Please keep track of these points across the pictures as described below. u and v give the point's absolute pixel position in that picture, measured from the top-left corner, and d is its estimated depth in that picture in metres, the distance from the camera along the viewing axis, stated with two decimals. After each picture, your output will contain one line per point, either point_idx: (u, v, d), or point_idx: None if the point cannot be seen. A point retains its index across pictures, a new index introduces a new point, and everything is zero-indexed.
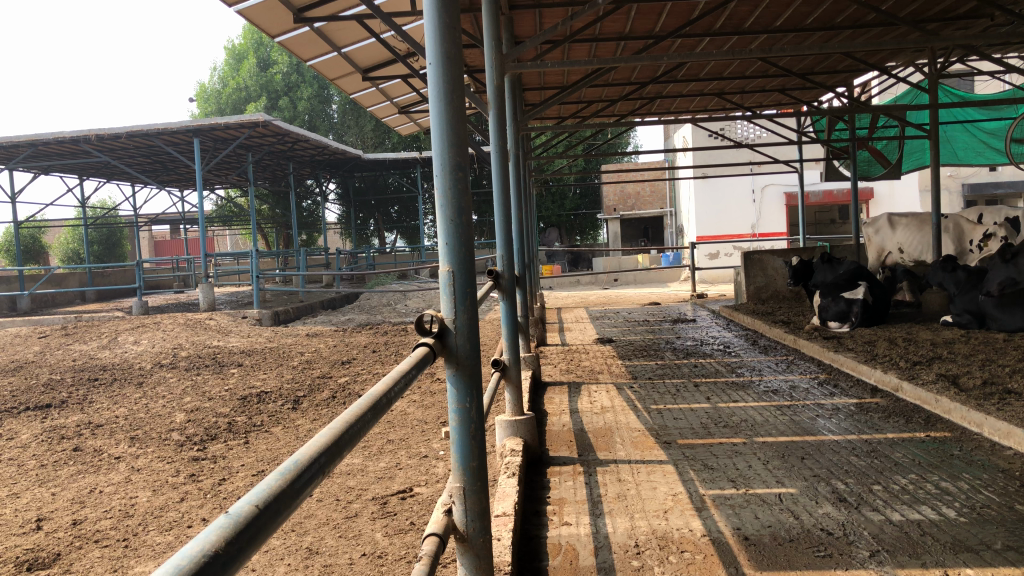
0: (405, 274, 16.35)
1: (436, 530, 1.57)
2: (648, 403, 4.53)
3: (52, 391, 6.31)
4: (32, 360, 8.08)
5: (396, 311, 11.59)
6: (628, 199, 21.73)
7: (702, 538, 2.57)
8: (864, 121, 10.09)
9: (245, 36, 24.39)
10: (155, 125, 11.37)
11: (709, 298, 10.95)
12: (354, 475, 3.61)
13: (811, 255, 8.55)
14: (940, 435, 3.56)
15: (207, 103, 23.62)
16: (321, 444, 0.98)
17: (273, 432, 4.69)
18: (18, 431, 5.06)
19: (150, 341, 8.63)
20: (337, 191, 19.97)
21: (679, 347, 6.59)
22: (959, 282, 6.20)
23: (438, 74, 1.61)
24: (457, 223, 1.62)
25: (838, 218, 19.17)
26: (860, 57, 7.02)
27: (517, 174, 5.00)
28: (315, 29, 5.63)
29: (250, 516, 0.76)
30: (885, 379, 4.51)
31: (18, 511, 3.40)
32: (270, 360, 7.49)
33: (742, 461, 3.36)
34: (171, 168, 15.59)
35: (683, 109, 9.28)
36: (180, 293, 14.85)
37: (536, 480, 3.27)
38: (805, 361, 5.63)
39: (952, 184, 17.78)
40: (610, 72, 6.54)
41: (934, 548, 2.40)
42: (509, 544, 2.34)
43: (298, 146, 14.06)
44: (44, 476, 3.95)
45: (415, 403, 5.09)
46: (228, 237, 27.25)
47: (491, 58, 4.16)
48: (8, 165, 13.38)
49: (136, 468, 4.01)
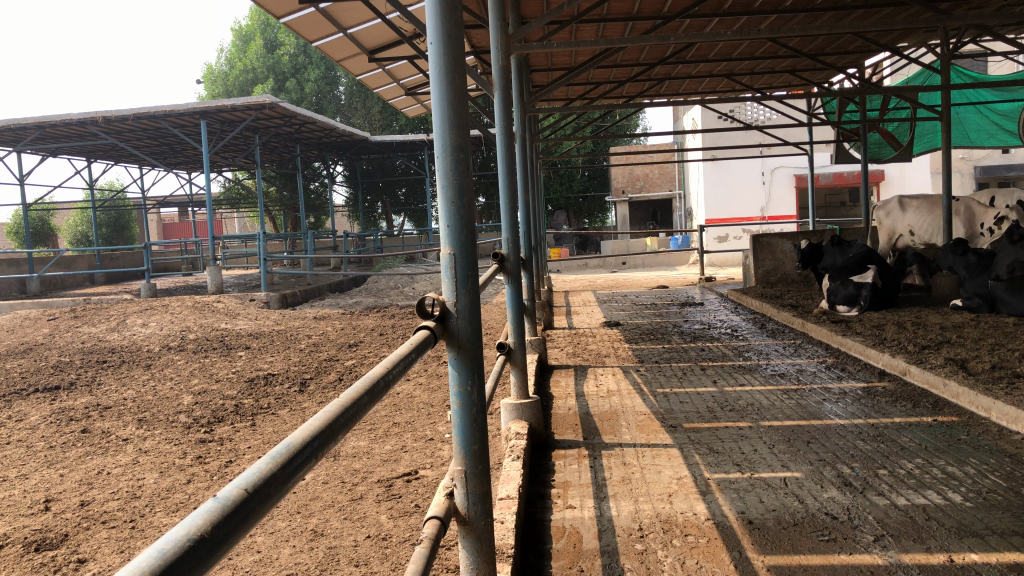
0: (411, 256, 16.33)
1: (438, 513, 1.56)
2: (654, 386, 4.53)
3: (61, 373, 6.34)
4: (41, 342, 8.13)
5: (404, 294, 11.59)
6: (636, 182, 21.71)
7: (706, 522, 2.57)
8: (874, 104, 9.99)
9: (251, 18, 24.34)
10: (162, 108, 11.35)
11: (717, 282, 10.92)
12: (360, 457, 3.63)
13: (821, 238, 8.51)
14: (948, 419, 3.54)
15: (214, 85, 23.71)
16: (315, 428, 0.97)
17: (279, 414, 4.71)
18: (28, 412, 5.10)
19: (159, 323, 8.66)
20: (344, 173, 19.94)
21: (686, 330, 6.59)
22: (969, 265, 6.10)
23: (438, 52, 1.58)
24: (457, 205, 1.59)
25: (848, 201, 19.07)
26: (871, 37, 6.93)
27: (524, 156, 4.95)
28: (321, 10, 5.59)
29: (239, 500, 0.74)
30: (893, 363, 4.49)
31: (27, 492, 3.43)
32: (277, 342, 7.50)
33: (748, 445, 3.36)
34: (178, 150, 15.59)
35: (692, 90, 9.21)
36: (189, 276, 14.89)
37: (541, 463, 3.27)
38: (813, 344, 5.61)
39: (963, 167, 17.67)
40: (618, 52, 6.50)
41: (940, 532, 2.40)
42: (511, 527, 2.34)
43: (305, 128, 14.02)
44: (53, 457, 3.97)
45: (422, 386, 5.11)
46: (236, 219, 27.31)
47: (497, 40, 4.13)
48: (17, 147, 13.39)
49: (144, 450, 4.03)
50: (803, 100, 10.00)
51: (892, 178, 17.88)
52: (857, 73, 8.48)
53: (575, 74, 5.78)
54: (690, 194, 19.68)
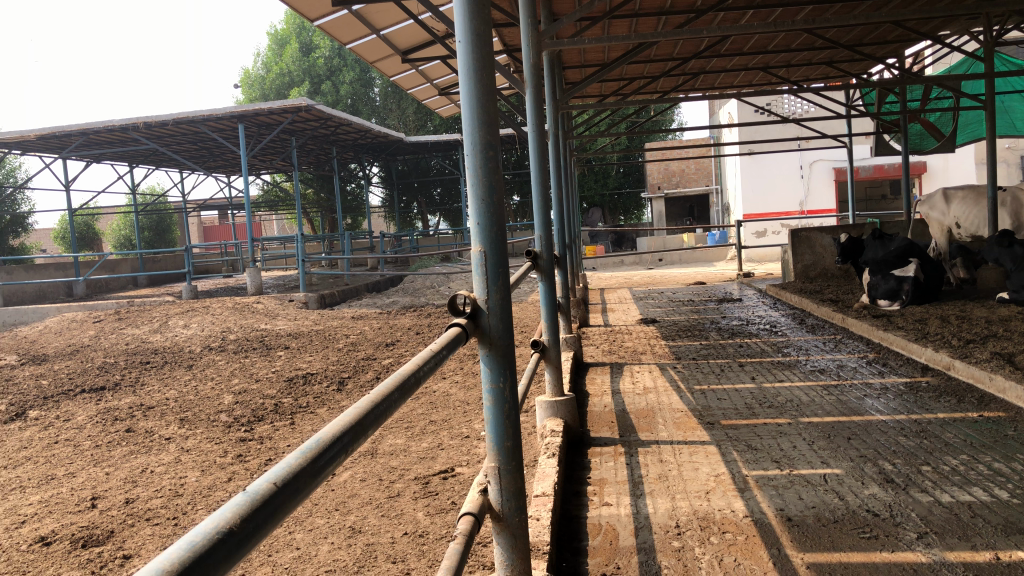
0: (447, 255, 16.40)
1: (472, 509, 1.57)
2: (691, 382, 4.50)
3: (107, 373, 6.49)
4: (88, 343, 8.34)
5: (440, 293, 11.64)
6: (673, 177, 21.63)
7: (745, 519, 2.54)
8: (915, 94, 9.81)
9: (287, 21, 24.64)
10: (201, 112, 11.51)
11: (756, 277, 10.81)
12: (397, 455, 3.65)
13: (861, 232, 8.37)
14: (994, 414, 3.47)
15: (252, 89, 24.19)
16: (345, 423, 0.98)
17: (318, 412, 4.78)
18: (76, 411, 5.23)
19: (200, 324, 8.83)
20: (380, 174, 20.12)
21: (724, 326, 6.53)
22: (1016, 258, 5.97)
23: (467, 48, 1.58)
24: (488, 202, 1.59)
25: (889, 194, 18.77)
26: (911, 26, 6.79)
27: (556, 153, 4.92)
28: (355, 11, 5.63)
29: (268, 494, 0.75)
30: (936, 358, 4.41)
31: (74, 490, 3.51)
32: (316, 342, 7.58)
33: (787, 441, 3.31)
34: (217, 153, 15.82)
35: (728, 84, 9.12)
36: (229, 278, 15.10)
37: (577, 460, 3.26)
38: (853, 340, 5.52)
39: (1010, 157, 17.29)
40: (652, 47, 6.45)
41: (985, 530, 2.34)
42: (547, 524, 2.34)
43: (341, 130, 14.13)
44: (99, 456, 4.07)
45: (458, 384, 5.13)
46: (275, 220, 27.71)
47: (528, 37, 4.12)
48: (62, 154, 13.70)
49: (186, 448, 4.10)
50: (842, 90, 9.84)
51: (935, 169, 17.54)
52: (896, 63, 8.31)
53: (609, 68, 5.75)
54: (727, 188, 19.52)
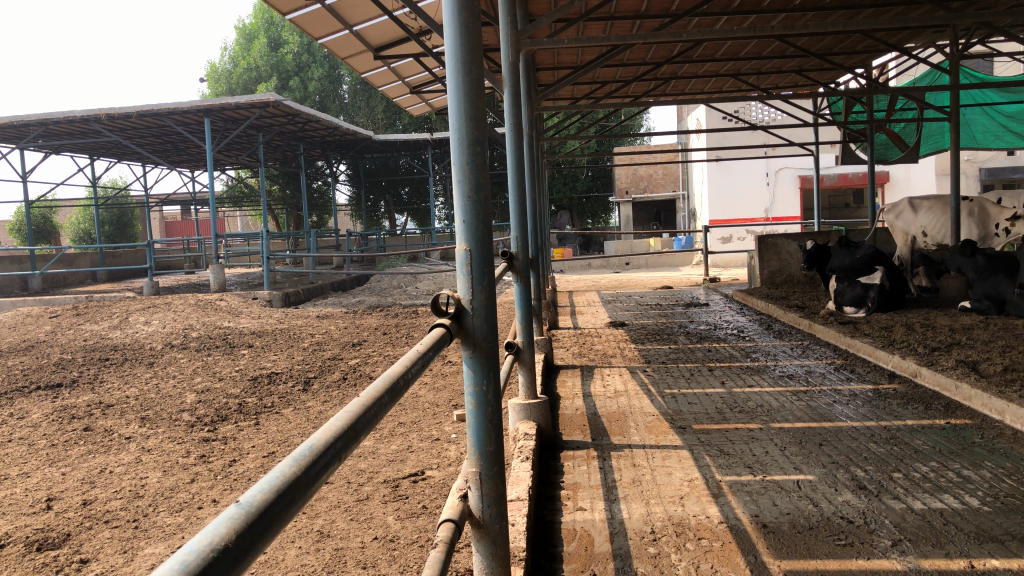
0: (414, 256, 16.28)
1: (452, 515, 1.52)
2: (661, 386, 4.49)
3: (64, 370, 6.31)
4: (44, 338, 8.11)
5: (407, 293, 11.56)
6: (640, 181, 21.91)
7: (720, 525, 2.52)
8: (881, 104, 9.97)
9: (256, 16, 24.42)
10: (166, 105, 11.28)
11: (722, 282, 10.88)
12: (365, 457, 3.58)
13: (827, 238, 8.47)
14: (960, 421, 3.50)
15: (218, 83, 23.89)
16: (337, 429, 0.93)
17: (283, 413, 4.67)
18: (30, 409, 5.06)
19: (162, 321, 8.64)
20: (347, 173, 19.93)
21: (692, 330, 6.56)
22: (978, 267, 6.06)
23: (454, 42, 1.54)
24: (474, 200, 1.54)
25: (852, 202, 19.09)
26: (880, 36, 6.87)
27: (530, 154, 4.87)
28: (327, 6, 5.54)
29: (264, 505, 0.70)
30: (903, 364, 4.45)
31: (28, 491, 3.39)
32: (280, 341, 7.45)
33: (758, 446, 3.32)
34: (182, 147, 15.54)
35: (699, 89, 9.19)
36: (191, 274, 14.85)
37: (549, 463, 3.23)
38: (820, 346, 5.56)
39: (969, 168, 17.70)
40: (626, 50, 6.44)
41: (958, 537, 2.35)
42: (524, 530, 2.30)
43: (309, 127, 13.96)
44: (55, 455, 3.94)
45: (427, 384, 5.07)
46: (239, 216, 27.39)
47: (506, 36, 4.07)
48: (19, 144, 13.34)
49: (147, 448, 3.99)
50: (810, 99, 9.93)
51: (897, 179, 17.85)
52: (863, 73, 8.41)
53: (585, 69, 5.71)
54: (694, 194, 19.68)
